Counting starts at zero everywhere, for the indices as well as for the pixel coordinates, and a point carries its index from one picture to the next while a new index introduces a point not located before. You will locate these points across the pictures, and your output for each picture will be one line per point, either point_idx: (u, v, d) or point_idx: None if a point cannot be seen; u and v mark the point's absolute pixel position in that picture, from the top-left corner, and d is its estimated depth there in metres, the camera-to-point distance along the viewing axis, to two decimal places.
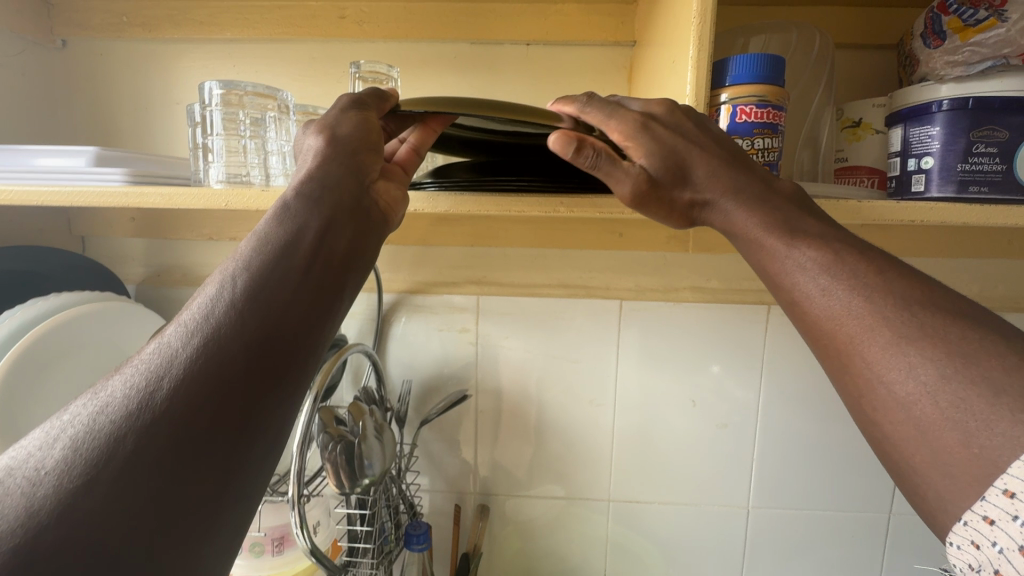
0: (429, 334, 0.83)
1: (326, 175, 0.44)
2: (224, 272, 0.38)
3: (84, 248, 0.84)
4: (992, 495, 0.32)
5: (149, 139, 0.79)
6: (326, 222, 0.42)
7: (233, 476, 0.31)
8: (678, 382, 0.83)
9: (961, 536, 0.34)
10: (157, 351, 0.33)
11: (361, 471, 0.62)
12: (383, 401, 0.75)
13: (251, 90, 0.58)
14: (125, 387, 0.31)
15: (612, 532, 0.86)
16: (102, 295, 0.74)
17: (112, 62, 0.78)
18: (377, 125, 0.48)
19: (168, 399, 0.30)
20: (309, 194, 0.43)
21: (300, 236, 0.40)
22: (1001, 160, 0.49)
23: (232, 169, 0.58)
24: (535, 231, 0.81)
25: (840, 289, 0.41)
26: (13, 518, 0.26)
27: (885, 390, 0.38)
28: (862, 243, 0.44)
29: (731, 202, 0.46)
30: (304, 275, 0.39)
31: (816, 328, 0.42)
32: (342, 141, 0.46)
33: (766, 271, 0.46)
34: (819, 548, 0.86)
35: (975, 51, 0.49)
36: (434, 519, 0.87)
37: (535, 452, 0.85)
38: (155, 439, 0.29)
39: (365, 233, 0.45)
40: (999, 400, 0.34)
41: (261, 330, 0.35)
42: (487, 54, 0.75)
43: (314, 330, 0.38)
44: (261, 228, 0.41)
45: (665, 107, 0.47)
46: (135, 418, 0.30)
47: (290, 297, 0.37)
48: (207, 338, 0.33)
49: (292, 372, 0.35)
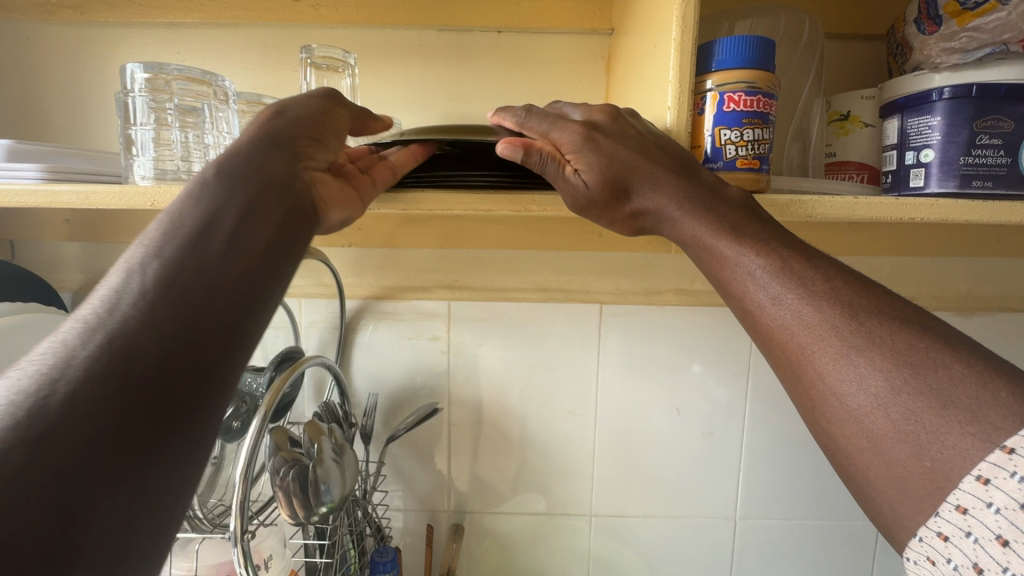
0: (397, 343, 0.78)
1: (255, 156, 0.38)
2: (130, 257, 0.30)
3: (14, 253, 0.76)
4: (945, 511, 0.32)
5: (83, 133, 0.72)
6: (247, 205, 0.35)
7: (155, 494, 0.25)
8: (661, 389, 0.79)
9: (916, 552, 0.33)
10: (50, 351, 0.25)
11: (318, 497, 0.56)
12: (346, 418, 0.69)
13: (178, 74, 0.52)
14: (9, 393, 0.23)
15: (595, 546, 0.82)
16: (28, 306, 0.67)
17: (39, 48, 0.70)
18: (334, 122, 0.45)
19: (72, 401, 0.23)
20: (241, 176, 0.36)
21: (217, 218, 0.33)
22: (1005, 152, 0.46)
23: (161, 164, 0.52)
24: (510, 232, 0.76)
25: (790, 297, 0.40)
26: None
27: (838, 402, 0.37)
28: (807, 248, 0.43)
29: (676, 208, 0.43)
30: (230, 258, 0.32)
31: (768, 338, 0.41)
32: (283, 126, 0.41)
33: (715, 278, 0.44)
34: (808, 558, 0.83)
35: (973, 37, 0.46)
36: (405, 541, 0.81)
37: (516, 466, 0.80)
38: (58, 448, 0.22)
39: (294, 222, 0.38)
40: (947, 411, 0.34)
41: (182, 322, 0.28)
42: (455, 42, 0.70)
43: (247, 325, 0.31)
44: (171, 209, 0.33)
45: (608, 116, 0.45)
46: (25, 425, 0.22)
47: (216, 283, 0.30)
48: (116, 329, 0.26)
49: (221, 369, 0.29)
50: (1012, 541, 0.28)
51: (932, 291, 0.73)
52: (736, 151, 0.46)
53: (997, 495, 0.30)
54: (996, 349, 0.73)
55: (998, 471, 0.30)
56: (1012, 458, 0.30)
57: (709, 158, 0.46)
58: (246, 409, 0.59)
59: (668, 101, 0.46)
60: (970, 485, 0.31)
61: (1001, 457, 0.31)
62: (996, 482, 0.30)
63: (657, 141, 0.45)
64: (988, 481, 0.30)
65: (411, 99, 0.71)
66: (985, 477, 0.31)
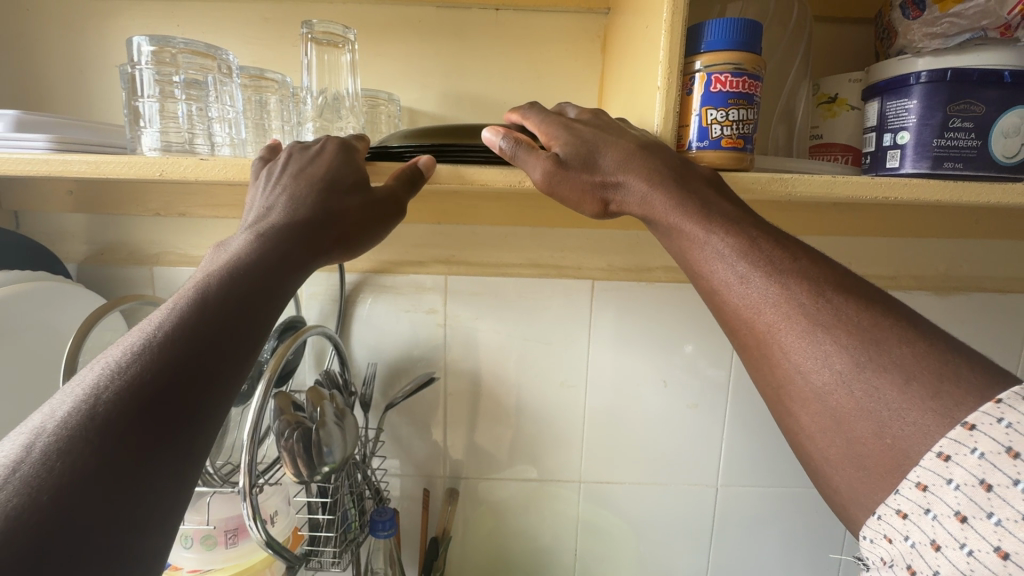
0: (397, 316, 0.80)
1: (271, 235, 0.44)
2: (174, 302, 0.38)
3: (18, 224, 0.78)
4: (905, 488, 0.35)
5: (86, 105, 0.72)
6: (260, 271, 0.41)
7: (178, 471, 0.32)
8: (650, 362, 0.82)
9: (874, 530, 0.36)
10: (103, 372, 0.33)
11: (321, 458, 0.59)
12: (347, 385, 0.72)
13: (184, 48, 0.53)
14: (72, 401, 0.31)
15: (583, 512, 0.86)
16: (35, 275, 0.69)
17: (39, 19, 0.70)
18: (378, 226, 0.48)
19: (109, 411, 0.31)
20: (231, 251, 0.43)
21: (230, 280, 0.39)
22: (976, 135, 0.48)
23: (171, 137, 0.54)
24: (506, 209, 0.77)
25: (758, 277, 0.42)
26: (31, 484, 0.27)
27: (803, 379, 0.40)
28: (775, 230, 0.45)
29: (647, 184, 0.45)
30: (199, 307, 0.37)
31: (737, 318, 0.44)
32: (318, 223, 0.46)
33: (686, 259, 0.46)
34: (785, 523, 0.87)
35: (954, 23, 0.48)
36: (403, 504, 0.85)
37: (511, 434, 0.84)
38: (113, 449, 0.30)
39: (288, 263, 0.43)
40: (910, 387, 0.36)
41: (194, 356, 0.34)
42: (453, 19, 0.71)
43: (224, 342, 0.36)
44: (205, 272, 0.41)
45: (591, 115, 0.50)
46: (81, 427, 0.30)
47: (217, 325, 0.37)
48: (145, 357, 0.33)
49: (220, 384, 0.35)
50: (970, 517, 0.31)
51: (911, 271, 0.76)
52: (721, 131, 0.48)
53: (956, 471, 0.33)
54: (970, 327, 0.77)
55: (959, 448, 0.33)
56: (973, 435, 0.33)
57: (696, 138, 0.48)
58: (252, 374, 0.61)
59: (658, 81, 0.48)
60: (931, 463, 0.34)
61: (961, 433, 0.33)
62: (956, 458, 0.33)
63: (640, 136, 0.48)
64: (949, 458, 0.33)
65: (409, 76, 0.72)
66: (946, 454, 0.33)
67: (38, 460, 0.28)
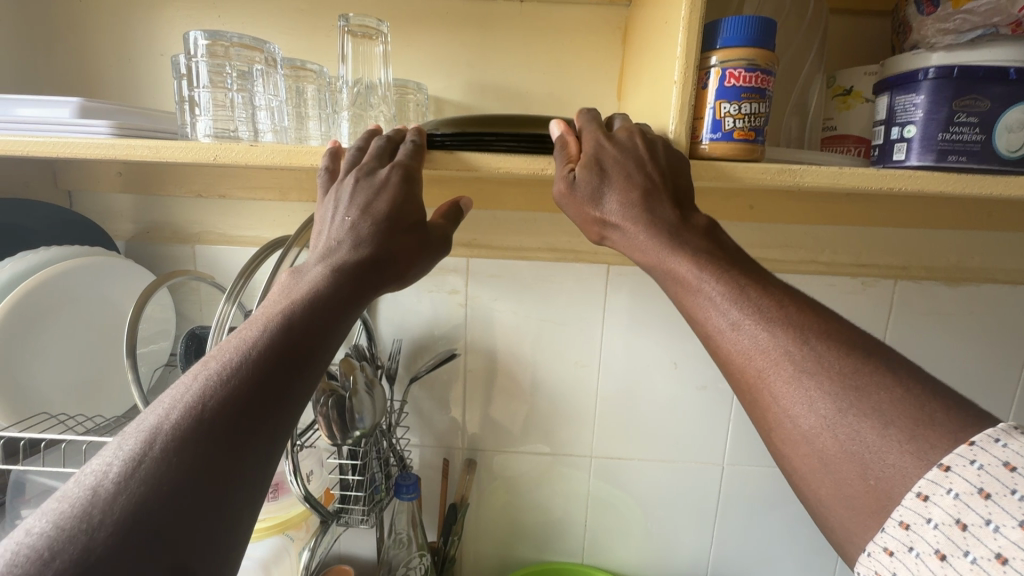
0: (419, 296, 0.84)
1: (330, 269, 0.47)
2: (240, 336, 0.41)
3: (73, 203, 0.84)
4: (890, 527, 0.35)
5: (136, 90, 0.77)
6: (310, 305, 0.44)
7: (237, 499, 0.35)
8: (661, 344, 0.85)
9: (867, 567, 0.36)
10: (174, 403, 0.36)
11: (352, 424, 0.65)
12: (373, 357, 0.78)
13: (236, 41, 0.58)
14: (147, 428, 0.35)
15: (593, 487, 0.91)
16: (92, 250, 0.74)
17: (91, 9, 0.75)
18: (421, 260, 0.53)
19: (177, 442, 0.34)
20: (304, 281, 0.47)
21: (287, 316, 0.43)
22: (980, 130, 0.50)
23: (221, 124, 0.58)
24: (526, 195, 0.81)
25: (748, 324, 0.44)
26: (114, 505, 0.31)
27: (791, 423, 0.41)
28: (763, 278, 0.47)
29: (640, 232, 0.49)
30: (258, 342, 0.40)
31: (729, 362, 0.45)
32: (381, 260, 0.49)
33: (683, 307, 0.49)
34: (789, 502, 0.90)
35: (966, 19, 0.49)
36: (424, 472, 0.90)
37: (527, 410, 0.88)
38: (181, 476, 0.33)
39: (346, 300, 0.46)
40: (888, 432, 0.37)
41: (255, 389, 0.38)
42: (479, 10, 0.73)
43: (282, 375, 0.40)
44: (264, 310, 0.44)
45: (626, 134, 0.52)
46: (157, 454, 0.33)
47: (274, 360, 0.40)
48: (209, 392, 0.37)
49: (275, 417, 0.38)
50: (949, 555, 0.32)
51: (919, 261, 0.78)
52: (734, 123, 0.50)
53: (935, 511, 0.34)
54: (976, 318, 0.78)
55: (936, 488, 0.34)
56: (948, 476, 0.34)
57: (709, 130, 0.51)
58: None
59: (675, 76, 0.50)
60: (911, 502, 0.35)
61: (937, 474, 0.35)
62: (934, 498, 0.34)
63: (662, 166, 0.50)
64: (927, 497, 0.34)
65: (436, 66, 0.75)
66: (924, 494, 0.34)
67: (117, 482, 0.32)
